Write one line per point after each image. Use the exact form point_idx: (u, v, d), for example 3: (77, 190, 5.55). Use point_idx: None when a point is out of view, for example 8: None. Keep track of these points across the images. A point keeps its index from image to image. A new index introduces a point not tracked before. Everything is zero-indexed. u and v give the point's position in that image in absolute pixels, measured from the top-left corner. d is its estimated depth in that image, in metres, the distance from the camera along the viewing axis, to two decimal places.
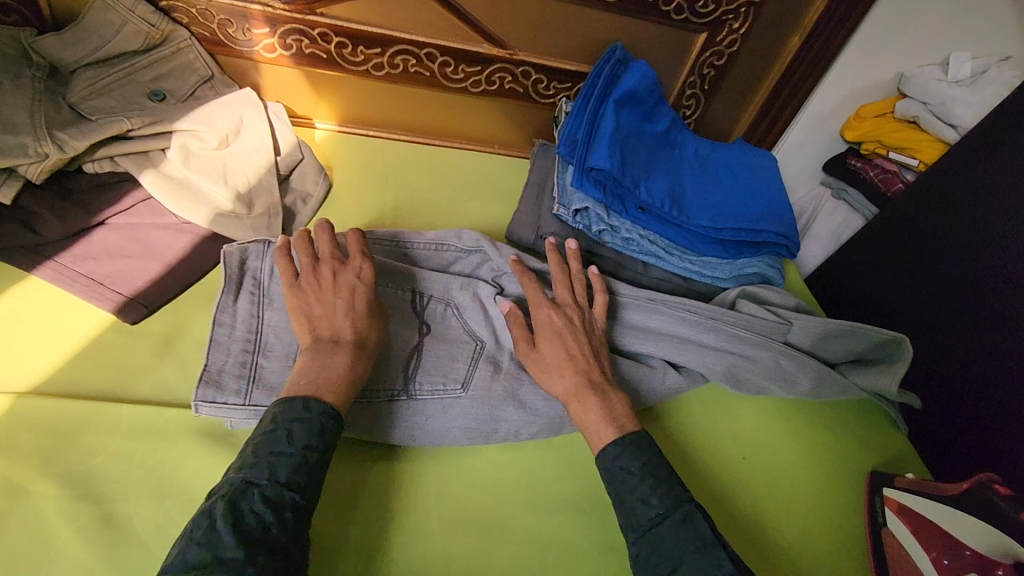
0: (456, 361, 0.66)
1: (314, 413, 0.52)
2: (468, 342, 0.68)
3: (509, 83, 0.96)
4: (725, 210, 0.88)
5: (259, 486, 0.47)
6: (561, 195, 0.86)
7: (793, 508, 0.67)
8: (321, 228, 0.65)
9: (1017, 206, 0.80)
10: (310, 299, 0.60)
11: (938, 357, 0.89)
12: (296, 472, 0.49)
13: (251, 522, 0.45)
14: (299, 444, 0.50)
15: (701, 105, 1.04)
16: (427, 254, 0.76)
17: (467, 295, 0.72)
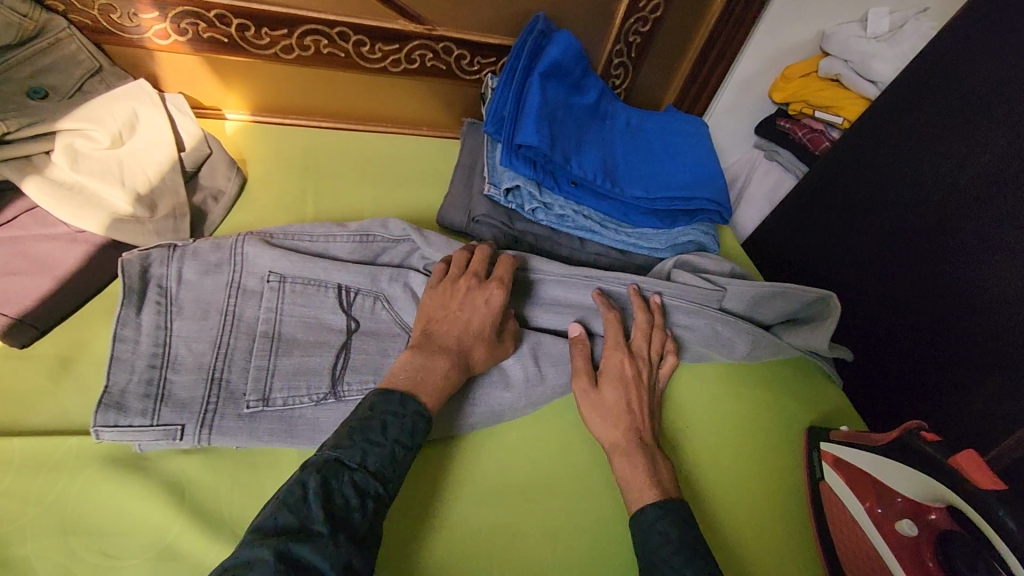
0: (387, 357, 0.63)
1: (409, 411, 0.54)
2: (400, 337, 0.65)
3: (432, 61, 0.92)
4: (659, 179, 0.87)
5: (350, 470, 0.49)
6: (491, 175, 0.84)
7: (733, 472, 0.68)
8: (480, 249, 0.70)
9: (936, 159, 0.83)
10: (439, 302, 0.64)
11: (868, 310, 0.92)
12: (382, 467, 0.51)
13: (338, 501, 0.48)
14: (391, 437, 0.52)
15: (631, 73, 1.03)
16: (354, 245, 0.71)
17: (398, 286, 0.67)
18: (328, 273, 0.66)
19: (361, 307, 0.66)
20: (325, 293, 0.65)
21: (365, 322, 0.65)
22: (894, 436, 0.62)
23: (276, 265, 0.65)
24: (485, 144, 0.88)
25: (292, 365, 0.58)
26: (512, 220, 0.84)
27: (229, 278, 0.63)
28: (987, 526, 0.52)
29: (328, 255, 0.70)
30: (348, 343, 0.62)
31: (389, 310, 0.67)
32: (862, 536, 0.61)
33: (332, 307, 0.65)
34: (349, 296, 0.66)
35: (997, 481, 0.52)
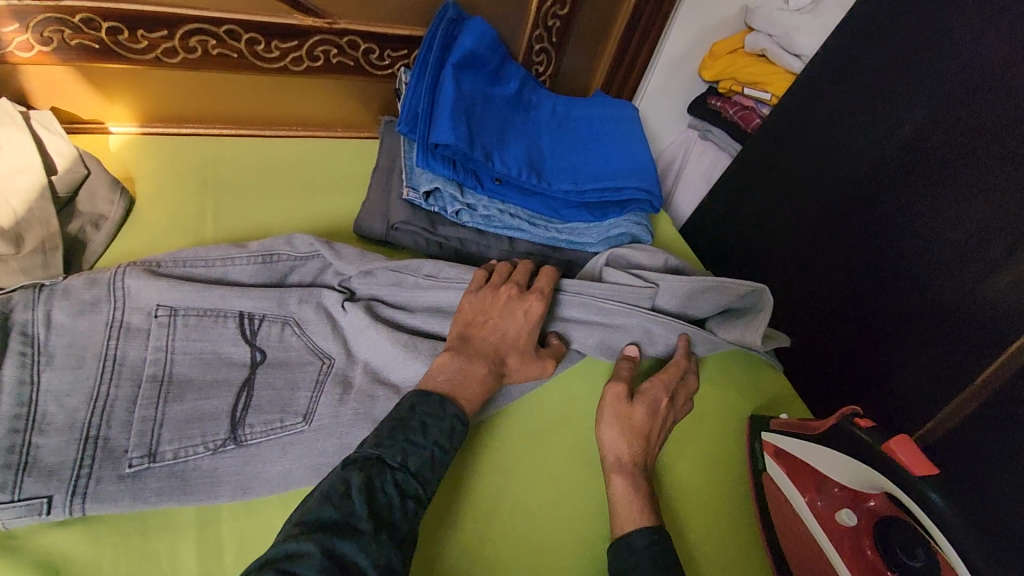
0: (296, 390, 0.58)
1: (448, 414, 0.55)
2: (313, 363, 0.60)
3: (336, 57, 0.85)
4: (587, 171, 0.84)
5: (393, 470, 0.50)
6: (409, 178, 0.78)
7: (678, 473, 0.66)
8: (523, 263, 0.72)
9: (863, 131, 0.82)
10: (482, 310, 0.65)
11: (807, 288, 0.91)
12: (423, 468, 0.51)
13: (381, 500, 0.48)
14: (431, 439, 0.53)
15: (553, 59, 0.98)
16: (255, 266, 0.65)
17: (308, 308, 0.63)
18: (227, 300, 0.60)
19: (267, 335, 0.61)
20: (224, 323, 0.60)
21: (272, 352, 0.60)
22: (830, 423, 0.61)
23: (165, 297, 0.59)
24: (402, 144, 0.83)
25: (184, 412, 0.53)
26: (435, 225, 0.79)
27: (109, 317, 0.57)
28: (921, 512, 0.51)
29: (227, 280, 0.64)
30: (251, 379, 0.57)
31: (300, 336, 0.62)
32: (804, 528, 0.59)
33: (232, 338, 0.59)
34: (252, 323, 0.61)
35: (928, 466, 0.52)
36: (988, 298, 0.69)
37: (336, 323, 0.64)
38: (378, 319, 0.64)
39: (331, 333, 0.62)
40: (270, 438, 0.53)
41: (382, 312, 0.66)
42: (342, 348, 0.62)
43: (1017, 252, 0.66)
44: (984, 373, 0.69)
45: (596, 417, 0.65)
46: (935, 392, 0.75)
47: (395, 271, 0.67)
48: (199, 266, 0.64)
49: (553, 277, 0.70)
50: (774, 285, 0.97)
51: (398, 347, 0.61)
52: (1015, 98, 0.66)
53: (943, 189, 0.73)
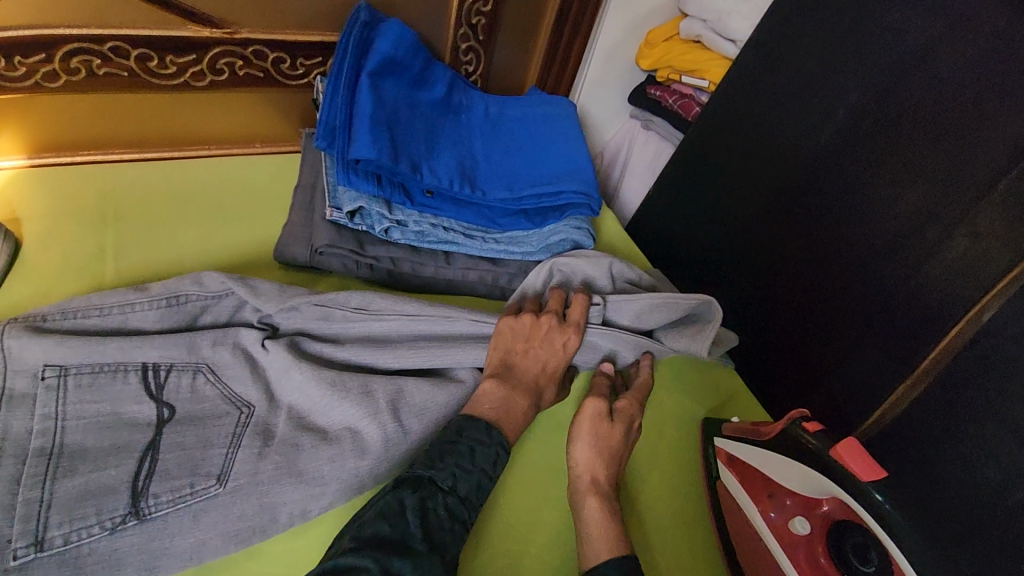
0: (208, 448, 0.53)
1: (494, 440, 0.57)
2: (230, 413, 0.56)
3: (243, 69, 0.78)
4: (523, 175, 0.80)
5: (445, 494, 0.53)
6: (332, 197, 0.73)
7: (639, 488, 0.64)
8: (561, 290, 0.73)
9: (798, 117, 0.81)
10: (520, 336, 0.66)
11: (754, 279, 0.90)
12: (472, 492, 0.54)
13: (432, 522, 0.51)
14: (479, 466, 0.55)
15: (482, 58, 0.94)
16: (159, 311, 0.60)
17: (223, 352, 0.59)
18: (127, 352, 0.55)
19: (176, 386, 0.56)
20: (125, 378, 0.55)
21: (182, 406, 0.55)
22: (779, 428, 0.59)
23: (51, 355, 0.53)
24: (323, 161, 0.78)
25: (76, 488, 0.48)
26: (363, 245, 0.74)
27: None
28: (869, 515, 0.50)
29: (129, 327, 0.59)
30: (156, 440, 0.52)
31: (215, 384, 0.57)
32: (759, 540, 0.58)
33: (134, 395, 0.54)
34: (158, 375, 0.56)
35: (877, 471, 0.51)
36: (929, 280, 0.69)
37: (256, 365, 0.60)
38: (303, 356, 0.61)
39: (250, 377, 0.58)
40: (179, 508, 0.49)
41: (309, 348, 0.62)
42: (263, 394, 0.58)
43: (954, 234, 0.67)
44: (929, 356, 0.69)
45: (571, 432, 0.63)
46: (883, 378, 0.75)
47: (323, 303, 0.63)
48: (94, 316, 0.58)
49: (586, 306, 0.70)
50: (721, 279, 0.96)
51: (325, 388, 0.57)
52: (945, 79, 0.66)
53: (881, 173, 0.73)
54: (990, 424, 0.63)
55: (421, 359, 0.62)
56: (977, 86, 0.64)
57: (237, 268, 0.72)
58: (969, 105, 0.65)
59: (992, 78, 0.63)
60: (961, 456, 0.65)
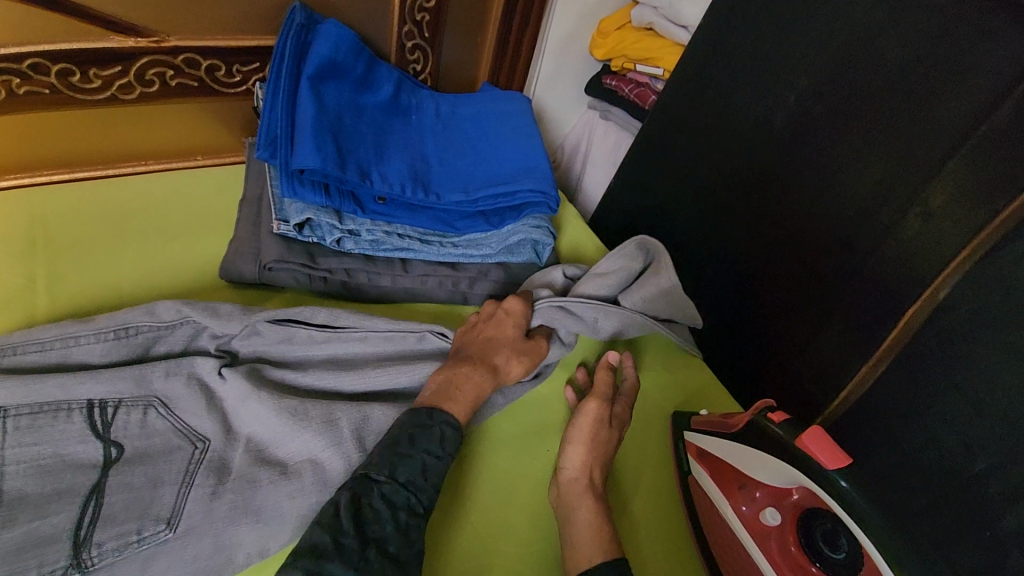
0: (158, 487, 0.50)
1: (435, 421, 0.56)
2: (181, 448, 0.53)
3: (174, 79, 0.74)
4: (478, 176, 0.78)
5: (378, 484, 0.51)
6: (279, 210, 0.70)
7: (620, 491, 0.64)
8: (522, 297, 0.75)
9: (754, 102, 0.81)
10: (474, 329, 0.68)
11: (718, 266, 0.90)
12: (414, 477, 0.52)
13: (369, 518, 0.49)
14: (419, 448, 0.54)
15: (430, 55, 0.91)
16: (107, 344, 0.56)
17: (178, 382, 0.56)
18: (69, 389, 0.52)
19: (125, 423, 0.53)
20: (68, 417, 0.51)
21: (131, 444, 0.52)
22: (746, 419, 0.59)
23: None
24: (267, 171, 0.74)
25: (12, 542, 0.44)
26: (315, 258, 0.71)
27: None
28: (835, 502, 0.50)
29: (72, 362, 0.55)
30: (101, 482, 0.49)
31: (168, 417, 0.54)
32: (730, 533, 0.58)
33: (78, 435, 0.51)
34: (104, 413, 0.52)
35: (842, 457, 0.50)
36: (885, 261, 0.70)
37: (212, 396, 0.57)
38: (264, 386, 0.58)
39: (205, 409, 0.55)
40: (125, 555, 0.46)
41: (269, 374, 0.60)
42: (219, 427, 0.55)
43: (907, 213, 0.67)
44: (892, 333, 0.70)
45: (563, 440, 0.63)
46: (847, 358, 0.76)
47: (285, 322, 0.61)
48: (32, 351, 0.54)
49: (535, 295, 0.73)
50: (685, 269, 0.96)
51: (286, 418, 0.55)
52: (890, 60, 0.67)
53: (833, 157, 0.73)
54: (954, 397, 0.65)
55: (391, 377, 0.61)
56: (921, 65, 0.64)
57: (182, 290, 0.69)
58: (913, 84, 0.65)
59: (934, 57, 0.63)
60: (927, 430, 0.68)
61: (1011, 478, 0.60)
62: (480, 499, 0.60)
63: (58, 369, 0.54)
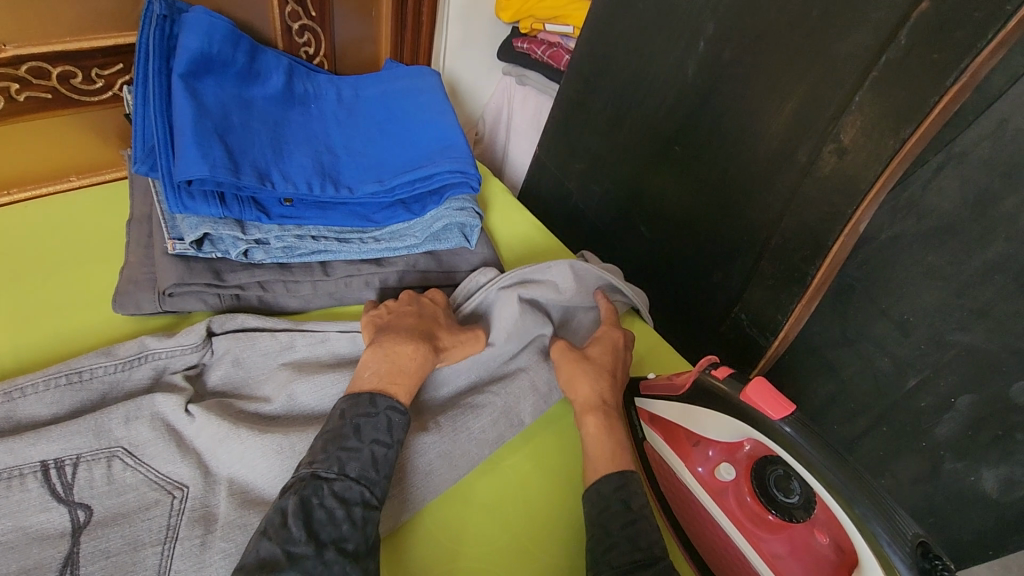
0: (141, 549, 0.47)
1: (381, 408, 0.53)
2: (159, 501, 0.49)
3: (23, 93, 0.64)
4: (391, 162, 0.73)
5: (331, 481, 0.47)
6: (171, 228, 0.63)
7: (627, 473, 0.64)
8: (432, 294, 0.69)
9: (665, 53, 0.79)
10: (402, 316, 0.63)
11: (650, 224, 0.89)
12: (367, 470, 0.49)
13: (321, 520, 0.46)
14: (367, 439, 0.50)
15: (322, 37, 0.84)
16: (58, 391, 0.53)
17: (142, 426, 0.52)
18: (19, 453, 0.48)
19: (89, 481, 0.49)
20: (22, 485, 0.47)
21: (100, 504, 0.48)
22: (691, 380, 0.59)
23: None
24: (151, 185, 0.67)
25: None
26: (221, 275, 0.65)
27: None
28: (781, 446, 0.51)
29: (17, 419, 0.51)
30: (73, 553, 0.45)
31: (136, 468, 0.51)
32: (691, 496, 0.58)
33: (38, 503, 0.47)
34: (63, 474, 0.48)
35: (786, 407, 0.50)
36: (805, 202, 0.70)
37: (181, 438, 0.53)
38: (238, 414, 0.55)
39: (177, 453, 0.52)
40: None
41: (235, 407, 0.56)
42: (195, 468, 0.52)
43: (823, 151, 0.67)
44: (818, 272, 0.71)
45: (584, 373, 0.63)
46: (781, 299, 0.76)
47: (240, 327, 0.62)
48: None
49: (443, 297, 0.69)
50: (618, 230, 0.94)
51: (274, 457, 0.52)
52: None
53: (746, 103, 0.73)
54: (880, 321, 0.71)
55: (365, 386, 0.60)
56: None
57: (74, 332, 0.61)
58: (816, 21, 0.64)
59: None
60: (858, 353, 0.74)
61: (939, 390, 0.69)
62: (452, 500, 0.58)
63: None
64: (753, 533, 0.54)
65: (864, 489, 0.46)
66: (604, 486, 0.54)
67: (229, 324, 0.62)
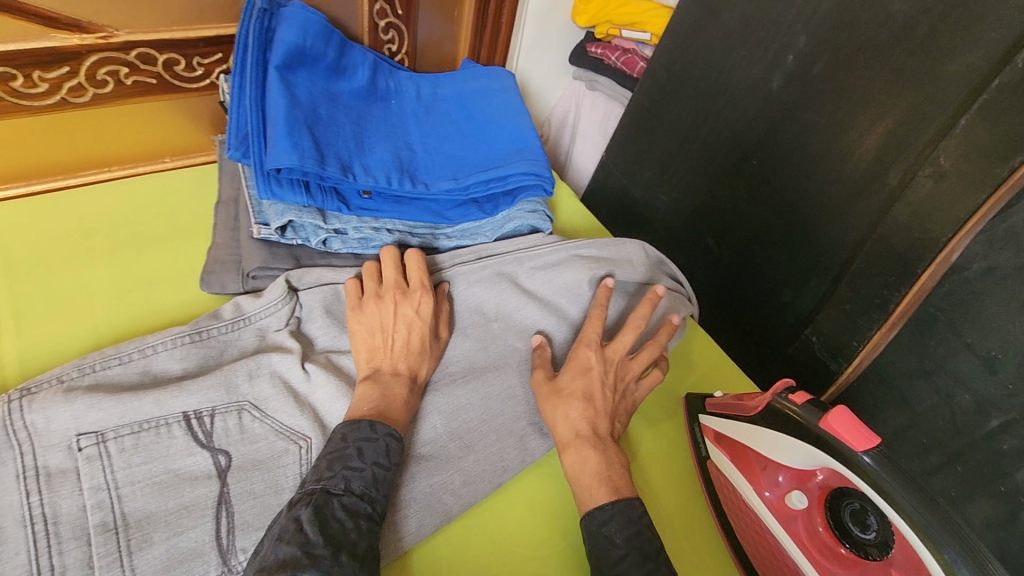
0: (280, 490, 0.52)
1: (380, 434, 0.52)
2: (288, 450, 0.54)
3: (130, 77, 0.68)
4: (467, 161, 0.74)
5: (338, 496, 0.48)
6: (258, 213, 0.66)
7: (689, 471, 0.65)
8: (414, 277, 0.64)
9: (749, 65, 0.77)
10: (377, 333, 0.60)
11: (719, 237, 0.88)
12: (368, 488, 0.50)
13: (335, 528, 0.46)
14: (370, 461, 0.51)
15: (405, 35, 0.85)
16: (184, 348, 0.56)
17: (262, 383, 0.56)
18: (163, 404, 0.51)
19: (225, 430, 0.53)
20: (169, 433, 0.51)
21: (237, 450, 0.52)
22: (764, 402, 0.57)
23: (83, 422, 0.49)
24: (241, 171, 0.70)
25: (157, 561, 0.46)
26: (301, 262, 0.67)
27: (14, 466, 0.46)
28: (864, 481, 0.48)
29: (153, 373, 0.54)
30: (224, 493, 0.50)
31: (263, 420, 0.55)
32: (755, 518, 0.56)
33: (184, 448, 0.51)
34: (203, 424, 0.52)
35: (869, 437, 0.48)
36: (894, 227, 0.67)
37: (296, 393, 0.57)
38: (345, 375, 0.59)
39: (296, 407, 0.56)
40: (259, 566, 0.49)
41: (342, 363, 0.61)
42: (313, 419, 0.56)
43: (917, 174, 0.64)
44: (903, 300, 0.69)
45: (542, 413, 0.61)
46: (858, 325, 0.74)
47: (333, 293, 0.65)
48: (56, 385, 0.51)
49: (423, 262, 0.66)
50: (685, 243, 0.94)
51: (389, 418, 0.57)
52: (893, 12, 0.62)
53: (833, 119, 0.70)
54: (965, 355, 0.67)
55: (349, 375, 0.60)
56: (928, 17, 0.59)
57: (161, 306, 0.64)
58: (920, 39, 0.60)
59: (941, 5, 0.58)
60: (937, 388, 0.71)
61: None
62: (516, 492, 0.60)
63: (123, 388, 0.52)
64: (823, 567, 0.52)
65: (955, 531, 0.44)
66: (629, 511, 0.52)
67: (307, 278, 0.64)
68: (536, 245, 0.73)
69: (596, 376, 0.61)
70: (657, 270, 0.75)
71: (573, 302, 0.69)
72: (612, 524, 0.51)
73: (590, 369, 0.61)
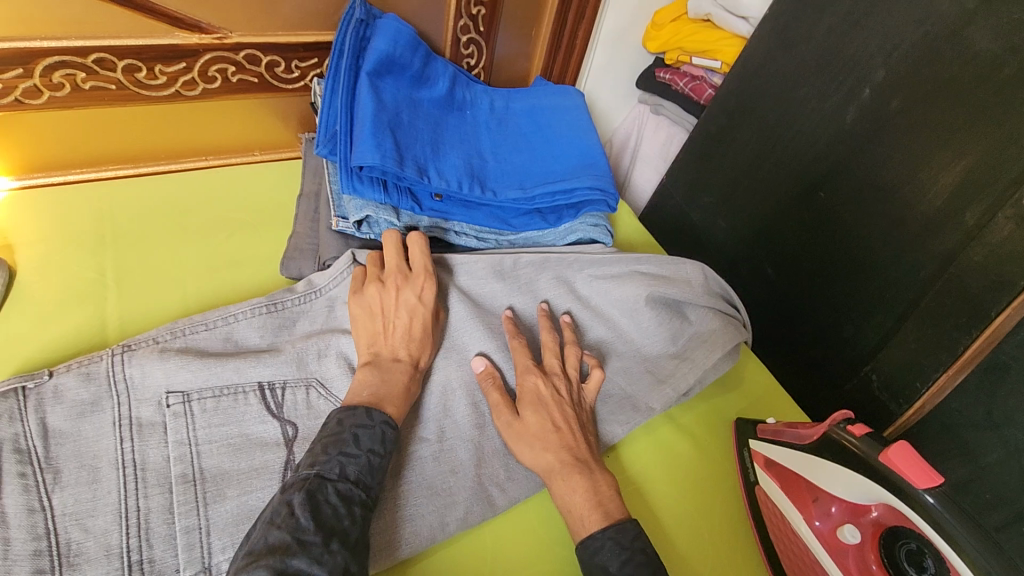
0: None
1: (376, 421, 0.53)
2: None
3: (236, 75, 0.74)
4: (535, 172, 0.77)
5: (334, 482, 0.48)
6: (337, 207, 0.70)
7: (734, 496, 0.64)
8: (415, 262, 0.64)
9: (822, 96, 0.77)
10: (379, 315, 0.60)
11: (778, 266, 0.87)
12: (363, 474, 0.50)
13: (327, 514, 0.46)
14: (365, 447, 0.50)
15: (484, 50, 0.90)
16: (263, 323, 0.60)
17: (329, 363, 0.59)
18: (243, 372, 0.55)
19: (294, 403, 0.56)
20: (245, 400, 0.54)
21: (303, 422, 0.56)
22: (821, 431, 0.57)
23: (173, 381, 0.52)
24: (326, 167, 0.74)
25: (228, 514, 0.49)
26: None
27: (113, 414, 0.50)
28: (922, 520, 0.47)
29: (234, 342, 0.58)
30: (291, 460, 0.53)
31: (328, 398, 0.58)
32: (803, 547, 0.56)
33: (257, 415, 0.54)
34: (275, 394, 0.56)
35: (932, 477, 0.47)
36: (967, 268, 0.66)
37: None
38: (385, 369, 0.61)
39: None
40: None
41: None
42: None
43: (997, 216, 0.63)
44: (972, 345, 0.68)
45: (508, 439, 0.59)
46: (923, 366, 0.73)
47: None
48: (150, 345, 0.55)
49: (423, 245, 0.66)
50: (743, 270, 0.94)
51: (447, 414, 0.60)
52: (980, 50, 0.61)
53: (909, 155, 0.69)
54: None
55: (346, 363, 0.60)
56: (1016, 58, 0.58)
57: (244, 286, 0.69)
58: (1008, 79, 0.59)
59: None
60: (1005, 441, 0.67)
61: None
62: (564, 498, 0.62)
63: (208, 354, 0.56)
64: None
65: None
66: (619, 537, 0.51)
67: None
68: (604, 256, 0.74)
69: (549, 400, 0.60)
70: (713, 291, 0.74)
71: (630, 317, 0.70)
72: (605, 552, 0.50)
73: (542, 395, 0.60)
